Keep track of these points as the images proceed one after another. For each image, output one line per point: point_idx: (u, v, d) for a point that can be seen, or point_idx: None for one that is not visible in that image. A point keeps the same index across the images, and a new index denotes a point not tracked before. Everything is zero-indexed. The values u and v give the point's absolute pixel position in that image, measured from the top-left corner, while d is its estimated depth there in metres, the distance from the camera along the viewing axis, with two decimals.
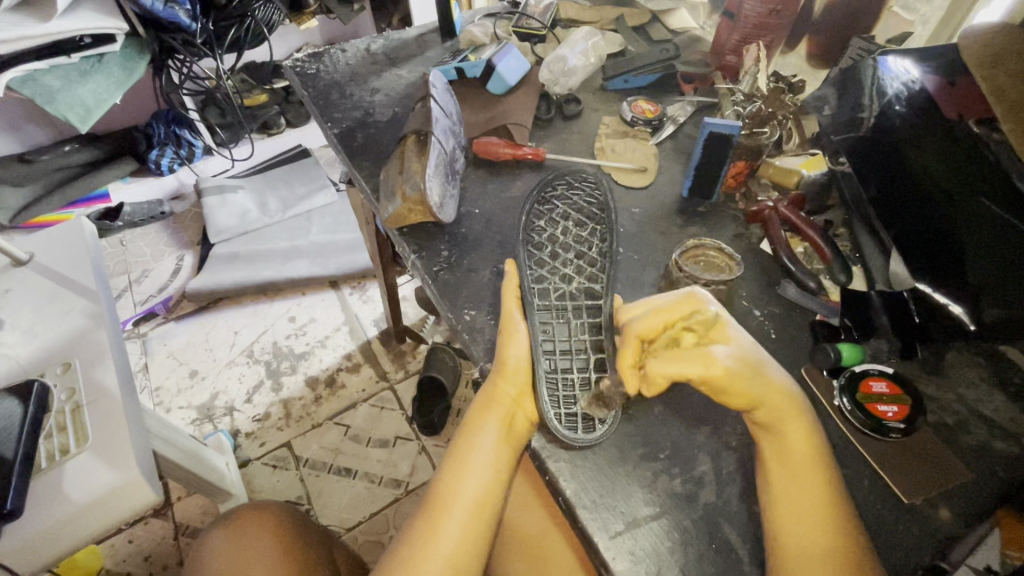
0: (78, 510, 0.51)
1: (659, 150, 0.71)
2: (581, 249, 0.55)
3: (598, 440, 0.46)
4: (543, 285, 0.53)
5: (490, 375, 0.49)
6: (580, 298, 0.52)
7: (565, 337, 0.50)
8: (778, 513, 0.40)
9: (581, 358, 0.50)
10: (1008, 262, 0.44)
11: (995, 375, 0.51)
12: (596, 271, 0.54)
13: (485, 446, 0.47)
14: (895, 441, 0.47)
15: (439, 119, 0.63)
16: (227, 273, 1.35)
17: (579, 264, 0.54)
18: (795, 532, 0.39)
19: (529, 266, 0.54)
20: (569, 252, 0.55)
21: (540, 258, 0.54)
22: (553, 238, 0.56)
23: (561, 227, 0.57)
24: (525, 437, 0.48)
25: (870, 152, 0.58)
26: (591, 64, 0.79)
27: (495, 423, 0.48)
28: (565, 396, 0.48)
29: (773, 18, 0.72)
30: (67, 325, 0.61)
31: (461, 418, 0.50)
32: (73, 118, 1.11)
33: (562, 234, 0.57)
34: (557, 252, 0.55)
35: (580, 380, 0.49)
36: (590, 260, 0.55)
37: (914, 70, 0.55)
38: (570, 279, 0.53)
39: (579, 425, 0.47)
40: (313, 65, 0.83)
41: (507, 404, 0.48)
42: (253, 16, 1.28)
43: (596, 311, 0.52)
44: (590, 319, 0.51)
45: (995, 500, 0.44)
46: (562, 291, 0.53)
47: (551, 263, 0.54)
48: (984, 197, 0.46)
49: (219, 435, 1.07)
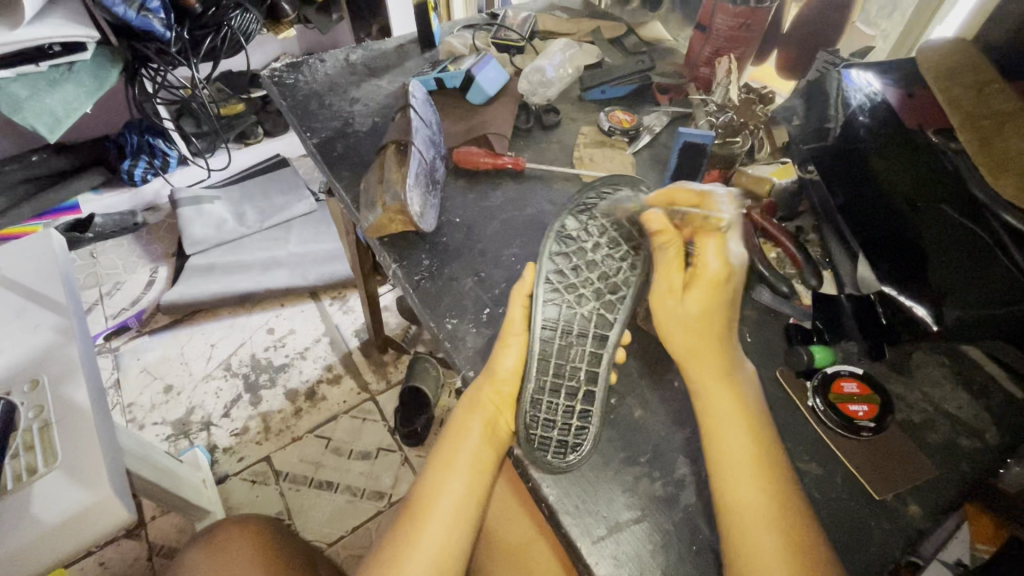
0: (46, 534, 0.49)
1: (636, 159, 0.73)
2: (607, 270, 0.52)
3: (569, 468, 0.46)
4: (555, 301, 0.51)
5: (478, 379, 0.49)
6: (590, 325, 0.50)
7: (563, 359, 0.50)
8: (728, 517, 0.40)
9: (571, 385, 0.49)
10: (970, 272, 0.46)
11: (959, 373, 0.53)
12: (616, 300, 0.51)
13: (470, 448, 0.47)
14: (866, 439, 0.48)
15: (419, 129, 0.63)
16: (203, 285, 1.33)
17: (599, 287, 0.52)
18: (745, 535, 0.39)
19: (550, 280, 0.51)
20: (595, 270, 0.52)
21: (564, 271, 0.52)
22: (583, 251, 0.53)
23: (594, 239, 0.54)
24: (506, 443, 0.49)
25: (839, 160, 0.58)
26: (569, 75, 0.81)
27: (478, 426, 0.48)
28: (545, 419, 0.48)
29: (744, 31, 0.74)
30: (33, 341, 0.59)
31: (446, 421, 0.50)
32: (42, 127, 1.08)
33: (594, 249, 0.53)
34: (582, 268, 0.52)
35: (564, 406, 0.48)
36: (611, 285, 0.52)
37: (876, 83, 0.59)
38: (586, 300, 0.51)
39: (550, 449, 0.46)
40: (291, 75, 0.83)
41: (492, 409, 0.49)
42: (229, 25, 1.26)
43: (602, 341, 0.50)
44: (592, 349, 0.50)
45: (960, 494, 0.46)
46: (573, 313, 0.51)
47: (574, 279, 0.52)
48: (946, 206, 0.50)
49: (196, 452, 1.05)
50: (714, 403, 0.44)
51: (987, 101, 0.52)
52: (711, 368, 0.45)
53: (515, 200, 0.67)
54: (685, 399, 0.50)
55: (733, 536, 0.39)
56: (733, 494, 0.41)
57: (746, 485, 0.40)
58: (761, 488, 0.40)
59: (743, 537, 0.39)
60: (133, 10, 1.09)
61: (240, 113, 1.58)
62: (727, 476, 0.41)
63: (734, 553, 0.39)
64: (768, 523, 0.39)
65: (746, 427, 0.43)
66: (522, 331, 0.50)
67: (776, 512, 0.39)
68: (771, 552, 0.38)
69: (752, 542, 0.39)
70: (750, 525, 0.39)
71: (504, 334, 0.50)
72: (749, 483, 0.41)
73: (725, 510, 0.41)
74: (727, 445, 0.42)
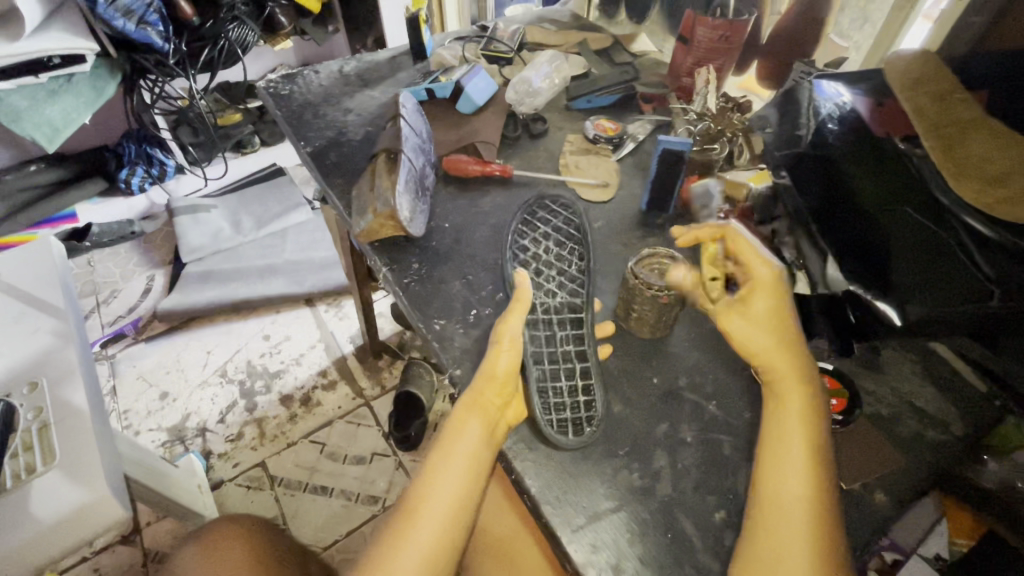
0: (44, 531, 0.50)
1: (620, 166, 0.75)
2: (563, 267, 0.59)
3: (587, 442, 0.48)
4: (532, 299, 0.55)
5: (476, 381, 0.49)
6: (565, 313, 0.55)
7: (553, 346, 0.53)
8: (761, 516, 0.41)
9: (567, 366, 0.52)
10: (933, 272, 0.49)
11: (926, 369, 0.55)
12: (578, 288, 0.57)
13: (466, 449, 0.46)
14: (837, 432, 0.51)
15: (408, 138, 0.65)
16: (200, 292, 1.34)
17: (562, 281, 0.58)
18: (775, 532, 0.40)
19: (518, 283, 0.57)
20: (553, 269, 0.58)
21: (527, 274, 0.58)
22: (536, 256, 0.60)
23: (543, 246, 0.61)
24: (502, 442, 0.48)
25: (808, 165, 0.61)
26: (556, 85, 0.84)
27: (476, 427, 0.47)
28: (555, 402, 0.50)
29: (723, 43, 0.77)
30: (33, 345, 0.61)
31: (443, 421, 0.49)
32: (40, 137, 1.11)
33: (546, 253, 0.60)
34: (541, 269, 0.58)
35: (568, 389, 0.51)
36: (571, 277, 0.58)
37: (846, 94, 0.62)
38: (555, 294, 0.56)
39: (568, 429, 0.49)
40: (286, 86, 0.86)
41: (493, 410, 0.48)
42: (226, 37, 1.29)
43: (579, 325, 0.54)
44: (574, 332, 0.54)
45: (927, 483, 0.48)
46: (548, 305, 0.55)
47: (539, 279, 0.57)
48: (910, 208, 0.52)
49: (191, 457, 1.06)
50: (787, 406, 0.45)
51: (948, 111, 0.54)
52: (791, 378, 0.46)
53: (502, 205, 0.70)
54: (664, 394, 0.52)
55: (757, 532, 0.41)
56: (777, 496, 0.42)
57: (794, 488, 0.41)
58: (802, 490, 0.41)
59: (774, 528, 0.40)
60: (132, 23, 1.12)
61: (237, 122, 1.61)
62: (775, 476, 0.42)
63: (756, 547, 0.40)
64: (802, 517, 0.40)
65: (809, 430, 0.44)
66: (513, 329, 0.51)
67: (811, 515, 0.40)
68: (796, 549, 0.39)
69: (781, 540, 0.40)
70: (786, 525, 0.40)
71: (498, 333, 0.51)
72: (798, 479, 0.42)
73: (762, 506, 0.42)
74: (786, 449, 0.43)
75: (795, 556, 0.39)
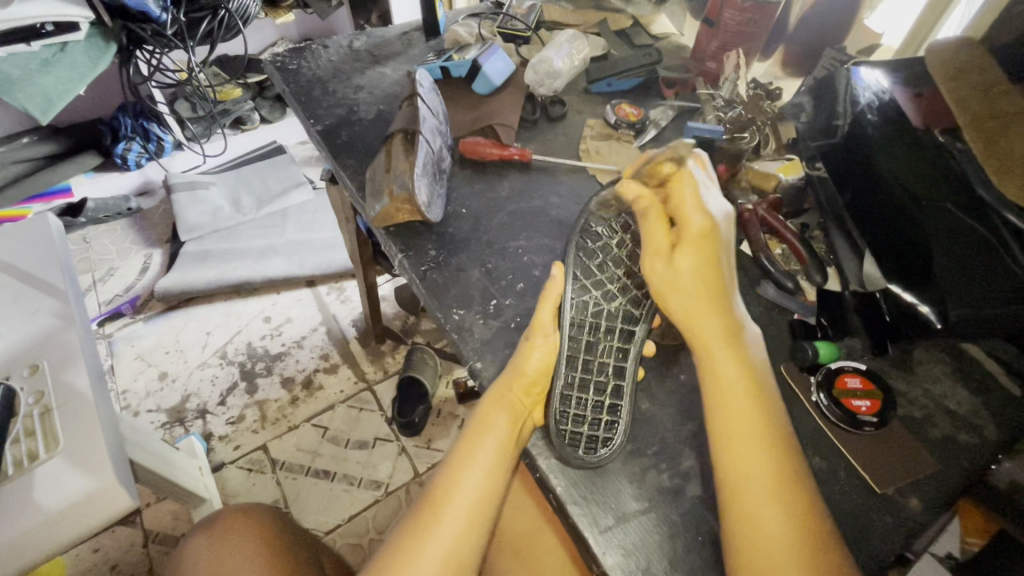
0: (48, 520, 0.48)
1: (643, 153, 0.72)
2: (631, 267, 0.53)
3: (602, 462, 0.46)
4: (585, 299, 0.52)
5: (505, 377, 0.48)
6: (617, 321, 0.51)
7: (592, 353, 0.50)
8: (738, 489, 0.40)
9: (599, 380, 0.49)
10: (977, 272, 0.47)
11: (958, 370, 0.54)
12: (641, 296, 0.52)
13: (491, 444, 0.45)
14: (869, 434, 0.50)
15: (426, 118, 0.63)
16: (198, 273, 1.31)
17: (624, 282, 0.52)
18: (748, 487, 0.40)
19: (575, 275, 0.52)
20: (620, 267, 0.53)
21: (590, 267, 0.53)
22: (608, 247, 0.54)
23: (619, 237, 0.54)
24: (524, 443, 0.47)
25: (848, 161, 0.60)
26: (577, 67, 0.81)
27: (503, 421, 0.46)
28: (575, 414, 0.48)
29: (752, 26, 0.74)
30: (33, 326, 0.59)
31: (470, 412, 0.48)
32: (33, 109, 1.03)
33: (619, 246, 0.55)
34: (608, 265, 0.53)
35: (593, 403, 0.48)
36: (637, 282, 0.52)
37: (884, 82, 0.59)
38: (613, 296, 0.52)
39: (580, 444, 0.47)
40: (294, 61, 0.82)
41: (520, 408, 0.47)
42: (227, 7, 1.24)
43: (629, 336, 0.51)
44: (619, 345, 0.50)
45: (956, 489, 0.48)
46: (601, 308, 0.52)
47: (600, 275, 0.53)
48: (948, 203, 0.50)
49: (192, 440, 1.04)
50: (719, 368, 0.44)
51: (993, 102, 0.50)
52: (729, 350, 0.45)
53: (521, 191, 0.67)
54: (692, 392, 0.51)
55: (735, 498, 0.40)
56: (749, 488, 0.40)
57: (752, 437, 0.41)
58: (768, 448, 0.41)
59: (748, 518, 0.39)
60: None
61: (237, 98, 1.55)
62: (735, 442, 0.41)
63: (731, 506, 0.40)
64: (783, 514, 0.38)
65: (752, 391, 0.43)
66: (551, 331, 0.49)
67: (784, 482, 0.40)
68: (770, 512, 0.39)
69: (756, 502, 0.39)
70: (756, 485, 0.40)
71: (534, 332, 0.49)
72: (764, 463, 0.40)
73: (740, 497, 0.40)
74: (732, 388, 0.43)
75: (771, 510, 0.39)
